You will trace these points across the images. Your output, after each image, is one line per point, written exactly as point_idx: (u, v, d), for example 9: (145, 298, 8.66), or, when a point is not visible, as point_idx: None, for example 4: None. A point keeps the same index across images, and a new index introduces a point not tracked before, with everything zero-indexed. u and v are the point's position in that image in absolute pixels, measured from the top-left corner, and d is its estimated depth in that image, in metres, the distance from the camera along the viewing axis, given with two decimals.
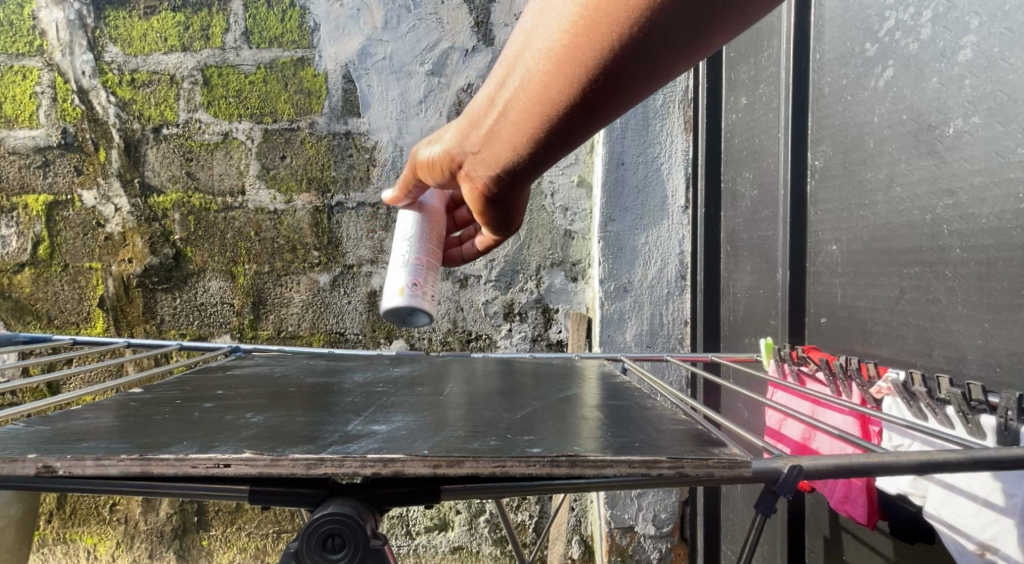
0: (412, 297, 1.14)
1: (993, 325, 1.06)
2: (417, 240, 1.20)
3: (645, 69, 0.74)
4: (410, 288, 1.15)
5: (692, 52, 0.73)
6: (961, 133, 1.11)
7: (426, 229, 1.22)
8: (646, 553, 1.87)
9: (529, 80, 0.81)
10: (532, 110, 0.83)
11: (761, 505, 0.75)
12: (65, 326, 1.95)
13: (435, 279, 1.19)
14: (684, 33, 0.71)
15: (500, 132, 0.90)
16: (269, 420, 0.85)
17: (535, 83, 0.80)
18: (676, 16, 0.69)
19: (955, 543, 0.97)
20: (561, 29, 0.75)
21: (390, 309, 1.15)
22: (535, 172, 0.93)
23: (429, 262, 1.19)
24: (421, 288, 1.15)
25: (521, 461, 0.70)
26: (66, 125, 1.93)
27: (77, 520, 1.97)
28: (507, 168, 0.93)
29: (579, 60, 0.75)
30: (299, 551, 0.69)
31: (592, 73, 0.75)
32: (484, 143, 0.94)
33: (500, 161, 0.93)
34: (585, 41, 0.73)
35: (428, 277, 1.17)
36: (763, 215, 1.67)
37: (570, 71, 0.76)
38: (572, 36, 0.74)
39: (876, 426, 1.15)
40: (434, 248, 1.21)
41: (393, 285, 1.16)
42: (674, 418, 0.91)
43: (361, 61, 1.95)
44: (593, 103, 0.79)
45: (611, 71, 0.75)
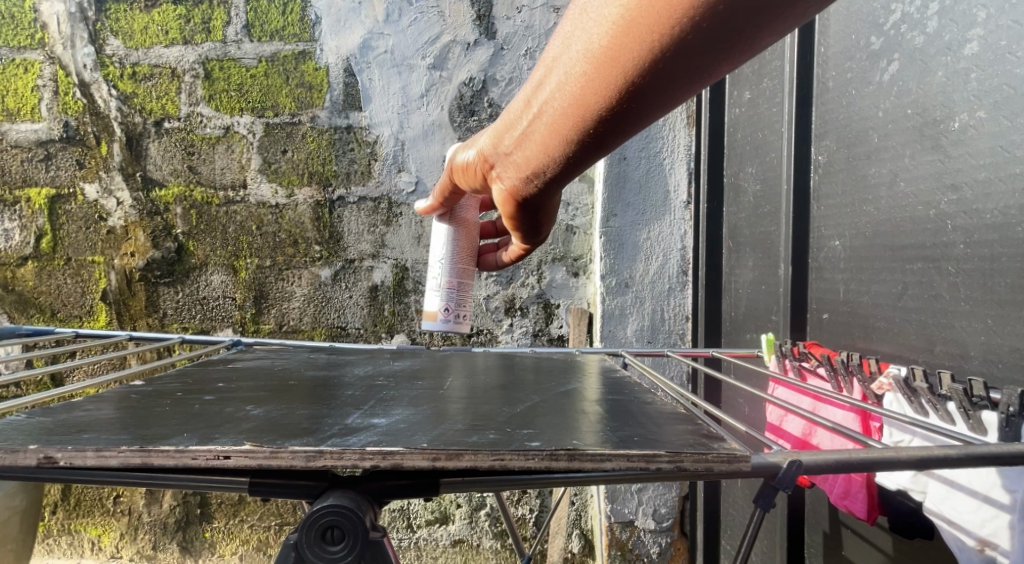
0: (443, 317, 1.41)
1: (997, 321, 1.05)
2: (445, 260, 1.41)
3: (684, 72, 0.72)
4: (441, 310, 1.41)
5: (733, 54, 0.70)
6: (967, 127, 1.10)
7: (461, 253, 1.41)
8: (645, 547, 1.88)
9: (566, 84, 0.80)
10: (568, 113, 0.83)
11: (760, 499, 0.75)
12: (69, 320, 1.96)
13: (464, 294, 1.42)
14: (722, 34, 0.67)
15: (535, 136, 0.91)
16: (269, 413, 0.85)
17: (573, 86, 0.79)
18: (717, 17, 0.66)
19: (955, 539, 0.97)
20: (601, 30, 0.73)
21: (430, 326, 1.43)
22: (567, 177, 0.94)
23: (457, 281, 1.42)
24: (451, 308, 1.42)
25: (521, 454, 0.70)
26: (68, 118, 1.93)
27: (82, 511, 1.98)
28: (541, 171, 0.94)
29: (624, 61, 0.73)
30: (299, 542, 0.69)
31: (634, 75, 0.74)
32: (518, 148, 0.95)
33: (533, 164, 0.94)
34: (627, 43, 0.72)
35: (457, 295, 1.42)
36: (766, 210, 1.66)
37: (607, 78, 0.75)
38: (614, 37, 0.73)
39: (876, 422, 1.15)
40: (462, 263, 1.42)
41: (431, 307, 1.43)
42: (674, 412, 0.91)
43: (362, 55, 1.94)
44: (630, 106, 0.78)
45: (651, 73, 0.73)
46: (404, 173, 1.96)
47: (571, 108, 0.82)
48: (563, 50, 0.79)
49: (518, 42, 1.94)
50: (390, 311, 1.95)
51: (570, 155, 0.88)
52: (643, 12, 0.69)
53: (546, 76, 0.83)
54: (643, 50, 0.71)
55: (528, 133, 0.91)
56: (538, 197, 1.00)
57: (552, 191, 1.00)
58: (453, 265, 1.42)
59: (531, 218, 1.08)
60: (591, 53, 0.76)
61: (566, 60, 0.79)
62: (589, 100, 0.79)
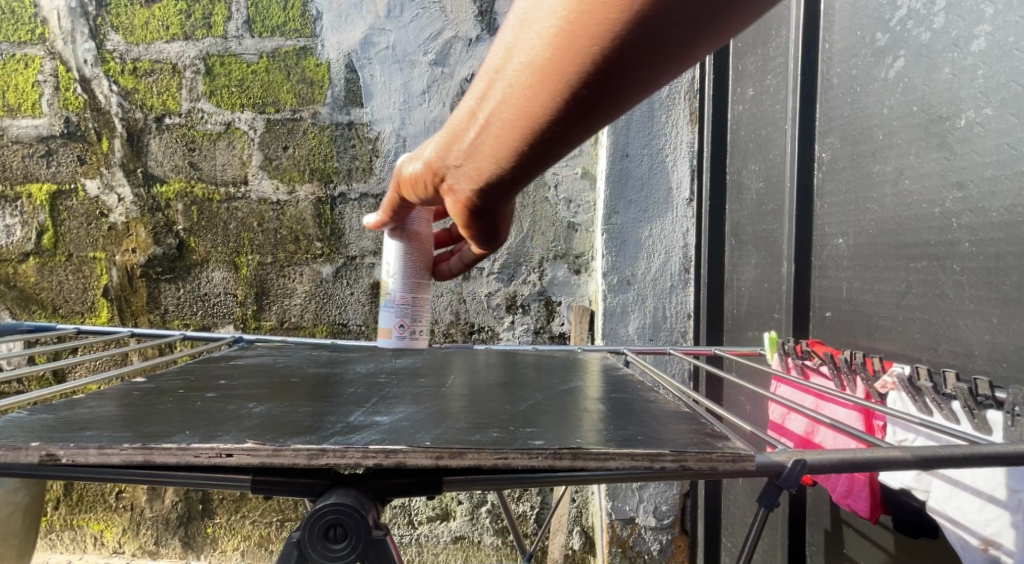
0: (397, 335, 1.44)
1: (1001, 320, 1.05)
2: (396, 277, 1.41)
3: (628, 79, 0.72)
4: (394, 329, 1.44)
5: (687, 56, 0.70)
6: (973, 124, 1.10)
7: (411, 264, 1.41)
8: (646, 545, 1.87)
9: (512, 93, 0.78)
10: (516, 125, 0.80)
11: (765, 498, 0.75)
12: (70, 316, 1.96)
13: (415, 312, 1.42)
14: (676, 37, 0.68)
15: (480, 151, 0.88)
16: (271, 411, 0.85)
17: (519, 96, 0.77)
18: (655, 24, 0.67)
19: (958, 538, 0.96)
20: (546, 37, 0.72)
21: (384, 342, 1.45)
22: (517, 188, 0.91)
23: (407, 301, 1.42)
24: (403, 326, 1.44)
25: (524, 453, 0.70)
26: (69, 114, 1.92)
27: (84, 507, 1.98)
28: (489, 183, 0.91)
29: (564, 71, 0.73)
30: (302, 540, 0.69)
31: (577, 84, 0.73)
32: (465, 161, 0.91)
33: (481, 177, 0.90)
34: (573, 51, 0.71)
35: (409, 313, 1.43)
36: (769, 208, 1.66)
37: (557, 85, 0.74)
38: (555, 48, 0.72)
39: (880, 420, 1.14)
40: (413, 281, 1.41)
41: (386, 322, 1.45)
42: (678, 410, 0.91)
43: (364, 51, 1.94)
44: (577, 117, 0.77)
45: (594, 81, 0.72)
46: None
47: (518, 119, 0.80)
48: (503, 65, 0.78)
49: None
50: None
51: (520, 167, 0.85)
52: (581, 23, 0.69)
53: (487, 90, 0.81)
54: (584, 60, 0.71)
55: (472, 146, 0.88)
56: (488, 210, 0.97)
57: (501, 205, 0.97)
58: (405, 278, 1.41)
59: (484, 232, 1.04)
60: (533, 65, 0.75)
61: (508, 73, 0.78)
62: (534, 111, 0.77)
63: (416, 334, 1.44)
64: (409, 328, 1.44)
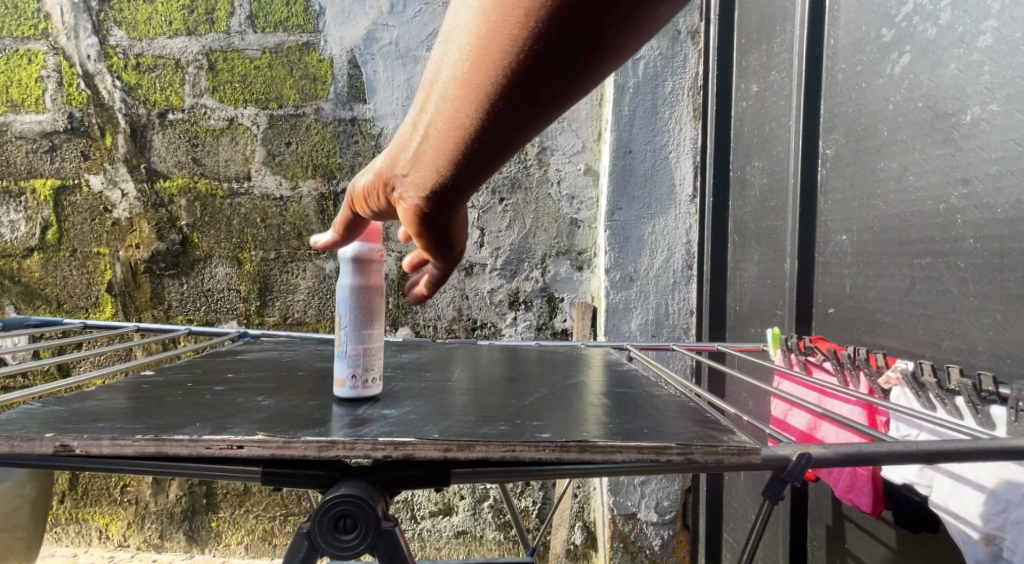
0: (347, 389, 0.91)
1: (1006, 316, 1.05)
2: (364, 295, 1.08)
3: (563, 65, 0.70)
4: (343, 379, 0.91)
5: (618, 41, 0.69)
6: (979, 120, 1.10)
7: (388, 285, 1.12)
8: (648, 540, 1.88)
9: (448, 87, 0.74)
10: (457, 120, 0.75)
11: (770, 491, 0.75)
12: (74, 311, 1.97)
13: (373, 353, 0.91)
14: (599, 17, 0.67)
15: (425, 154, 0.79)
16: (280, 404, 0.86)
17: (455, 86, 0.74)
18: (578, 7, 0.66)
19: (960, 532, 0.97)
20: (474, 25, 0.71)
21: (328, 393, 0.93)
22: (465, 195, 0.82)
23: (365, 337, 0.90)
24: (357, 376, 0.91)
25: (532, 445, 0.70)
26: (72, 109, 1.93)
27: (90, 501, 1.99)
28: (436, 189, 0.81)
29: (491, 73, 0.71)
30: (313, 531, 0.70)
31: (506, 84, 0.71)
32: (410, 166, 0.81)
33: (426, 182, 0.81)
34: (501, 31, 0.69)
35: (366, 355, 0.91)
36: (772, 205, 1.66)
37: (492, 70, 0.71)
38: (481, 35, 0.71)
39: (884, 416, 1.14)
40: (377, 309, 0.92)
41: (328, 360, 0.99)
42: (682, 405, 0.92)
43: (367, 46, 1.94)
44: (516, 102, 0.73)
45: (527, 59, 0.70)
46: None
47: (451, 129, 0.76)
48: (434, 83, 0.76)
49: None
50: (394, 304, 1.95)
51: (464, 167, 0.78)
52: (501, 26, 0.69)
53: (421, 110, 0.78)
54: (508, 55, 0.70)
55: (415, 152, 0.80)
56: (437, 223, 0.85)
57: (452, 219, 0.86)
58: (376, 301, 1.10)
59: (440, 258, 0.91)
60: (460, 76, 0.73)
61: (438, 90, 0.75)
62: (467, 118, 0.74)
63: (376, 386, 0.92)
64: (367, 378, 0.91)
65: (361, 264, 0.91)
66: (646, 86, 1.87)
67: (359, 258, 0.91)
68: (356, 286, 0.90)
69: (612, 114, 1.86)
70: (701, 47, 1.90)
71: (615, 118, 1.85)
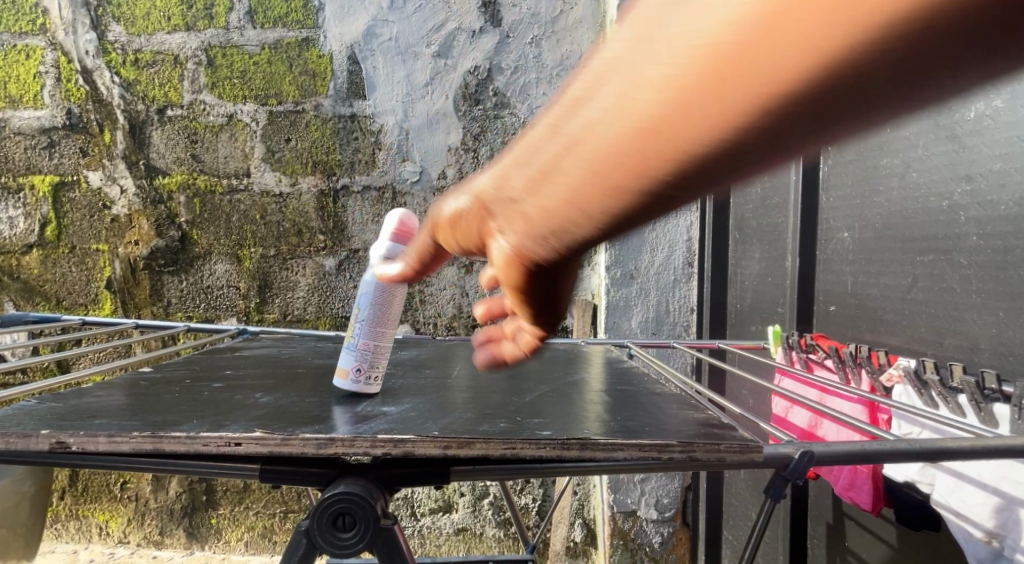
0: (349, 381, 0.91)
1: (1008, 314, 1.04)
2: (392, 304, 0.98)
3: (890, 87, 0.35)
4: (348, 369, 0.91)
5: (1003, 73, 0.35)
6: (983, 116, 1.09)
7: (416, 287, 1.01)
8: (648, 537, 1.87)
9: (648, 79, 0.39)
10: (639, 140, 0.40)
11: (772, 489, 0.75)
12: (74, 308, 1.96)
13: (379, 351, 0.91)
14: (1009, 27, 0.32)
15: (560, 182, 0.44)
16: (278, 400, 0.85)
17: (656, 86, 0.39)
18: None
19: (961, 530, 0.97)
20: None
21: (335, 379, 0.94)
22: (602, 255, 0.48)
23: (376, 332, 0.91)
24: (361, 370, 0.91)
25: (532, 443, 0.70)
26: (71, 105, 1.92)
27: (89, 497, 1.99)
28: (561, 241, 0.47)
29: (685, 134, 0.38)
30: (311, 529, 0.69)
31: (709, 154, 0.39)
32: (526, 193, 0.46)
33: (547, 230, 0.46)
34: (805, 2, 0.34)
35: (373, 351, 0.91)
36: (774, 201, 1.65)
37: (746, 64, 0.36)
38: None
39: (885, 414, 1.13)
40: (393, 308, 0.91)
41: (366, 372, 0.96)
42: (683, 402, 0.91)
43: (367, 42, 1.93)
44: (760, 138, 0.38)
45: (822, 66, 0.35)
46: (408, 163, 1.95)
47: (582, 196, 0.43)
48: (586, 98, 0.42)
49: (523, 30, 1.92)
50: None
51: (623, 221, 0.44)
52: (732, 50, 0.36)
53: (543, 142, 0.45)
54: (796, 43, 0.34)
55: (538, 174, 0.45)
56: (547, 287, 0.52)
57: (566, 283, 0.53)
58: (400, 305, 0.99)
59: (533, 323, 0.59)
60: (630, 107, 0.40)
61: (586, 117, 0.42)
62: (616, 184, 0.42)
63: (376, 385, 0.92)
64: (369, 374, 0.91)
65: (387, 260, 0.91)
66: None
67: (385, 251, 0.91)
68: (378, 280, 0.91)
69: None
70: None
71: None
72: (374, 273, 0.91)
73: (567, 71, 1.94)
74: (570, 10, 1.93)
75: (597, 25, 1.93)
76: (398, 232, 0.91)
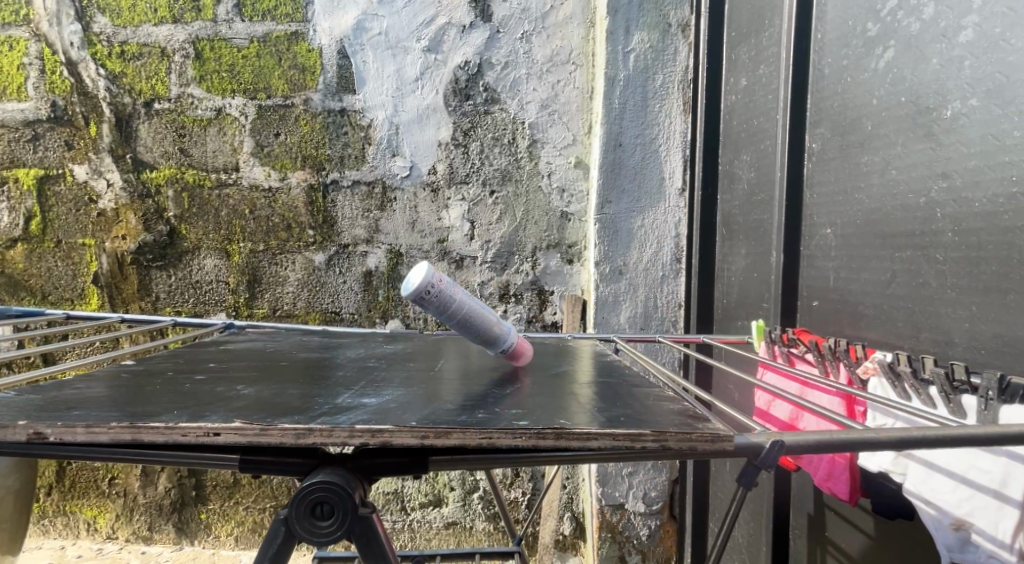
0: (432, 274, 1.01)
1: (981, 308, 1.06)
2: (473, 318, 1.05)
3: None
4: (441, 276, 1.03)
5: None
6: (959, 115, 1.11)
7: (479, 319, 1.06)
8: (635, 530, 1.89)
9: None
10: None
11: (744, 478, 0.77)
12: (60, 302, 1.96)
13: (447, 305, 1.02)
14: None
15: None
16: (259, 392, 0.86)
17: None
18: None
19: (932, 519, 0.97)
20: None
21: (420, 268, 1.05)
22: None
23: (463, 307, 1.04)
24: (440, 289, 1.01)
25: (509, 433, 0.71)
26: (55, 98, 1.92)
27: (77, 493, 1.98)
28: None
29: None
30: (289, 517, 0.70)
31: None
32: None
33: None
34: None
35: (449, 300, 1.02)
36: (759, 198, 1.67)
37: None
38: None
39: (862, 406, 1.15)
40: (472, 327, 1.05)
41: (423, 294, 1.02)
42: (662, 394, 0.92)
43: (356, 37, 1.93)
44: None
45: None
46: (398, 158, 1.95)
47: None
48: None
49: (514, 25, 1.93)
50: (384, 296, 1.95)
51: None
52: None
53: None
54: None
55: None
56: None
57: None
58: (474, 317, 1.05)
59: None
60: None
61: None
62: None
63: (417, 289, 1.01)
64: (432, 292, 1.01)
65: (508, 331, 1.09)
66: (637, 79, 1.86)
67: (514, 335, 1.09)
68: (495, 322, 1.08)
69: (602, 107, 1.85)
70: (692, 40, 1.89)
71: (606, 111, 1.84)
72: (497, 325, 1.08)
73: (557, 66, 1.94)
74: (560, 6, 1.93)
75: (588, 20, 1.94)
76: (525, 345, 1.11)
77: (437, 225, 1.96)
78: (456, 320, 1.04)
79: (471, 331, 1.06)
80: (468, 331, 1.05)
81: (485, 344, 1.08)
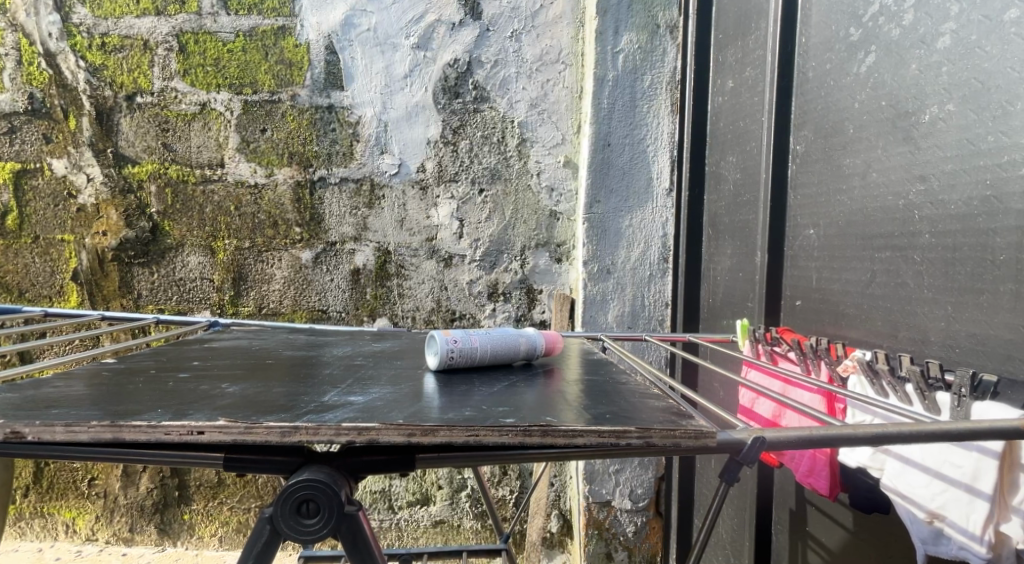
0: (445, 339, 1.01)
1: (956, 308, 1.08)
2: (501, 347, 1.06)
3: None
4: (452, 335, 1.02)
5: None
6: (937, 120, 1.12)
7: (505, 347, 1.06)
8: (622, 527, 1.90)
9: None
10: None
11: (727, 473, 0.79)
12: (38, 300, 1.94)
13: (474, 361, 1.02)
14: None
15: None
16: (245, 391, 0.85)
17: None
18: None
19: (907, 512, 1.00)
20: None
21: (430, 331, 1.03)
22: None
23: (489, 352, 1.04)
24: (460, 350, 1.01)
25: (494, 430, 0.71)
26: (33, 89, 1.90)
27: (55, 494, 1.97)
28: None
29: None
30: (274, 515, 0.70)
31: None
32: None
33: None
34: None
35: (473, 348, 1.02)
36: (745, 198, 1.68)
37: None
38: None
39: (842, 403, 1.17)
40: (505, 358, 1.06)
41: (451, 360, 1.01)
42: (647, 391, 0.93)
43: (345, 33, 1.92)
44: None
45: None
46: (387, 155, 1.94)
47: None
48: None
49: (504, 23, 1.93)
50: (372, 294, 1.95)
51: None
52: None
53: None
54: None
55: None
56: None
57: None
58: (500, 346, 1.05)
59: None
60: None
61: None
62: None
63: (446, 359, 1.00)
64: (455, 356, 1.01)
65: (534, 343, 1.10)
66: (626, 78, 1.87)
67: (539, 339, 1.11)
68: (520, 342, 1.09)
69: (590, 107, 1.86)
70: (680, 40, 1.90)
71: (594, 110, 1.85)
72: (521, 339, 1.09)
73: (547, 66, 1.94)
74: (550, 5, 1.93)
75: (577, 20, 1.95)
76: (553, 339, 1.14)
77: (426, 222, 1.96)
78: (491, 362, 1.04)
79: (505, 364, 1.07)
80: (501, 366, 1.06)
81: (520, 363, 1.09)
